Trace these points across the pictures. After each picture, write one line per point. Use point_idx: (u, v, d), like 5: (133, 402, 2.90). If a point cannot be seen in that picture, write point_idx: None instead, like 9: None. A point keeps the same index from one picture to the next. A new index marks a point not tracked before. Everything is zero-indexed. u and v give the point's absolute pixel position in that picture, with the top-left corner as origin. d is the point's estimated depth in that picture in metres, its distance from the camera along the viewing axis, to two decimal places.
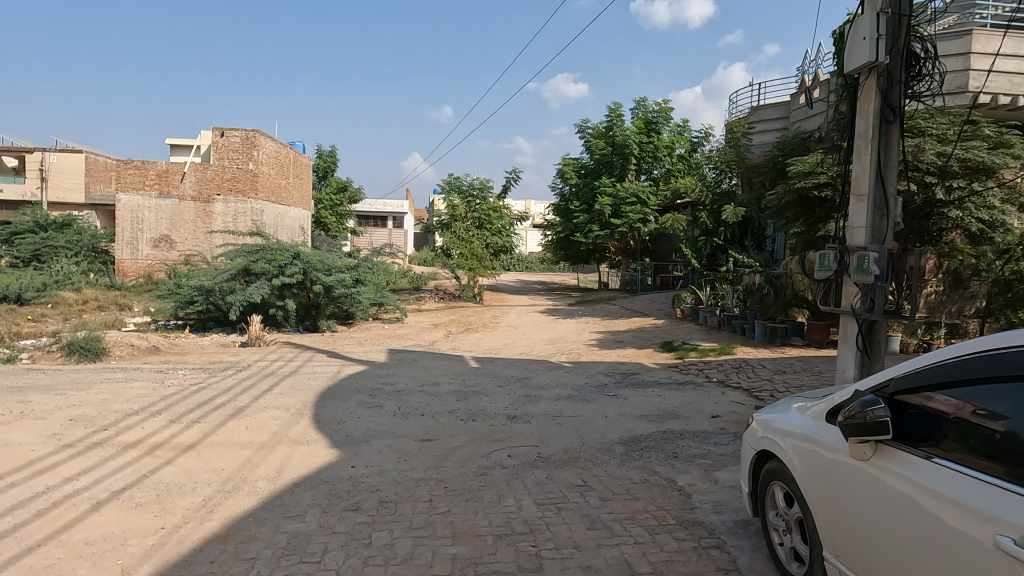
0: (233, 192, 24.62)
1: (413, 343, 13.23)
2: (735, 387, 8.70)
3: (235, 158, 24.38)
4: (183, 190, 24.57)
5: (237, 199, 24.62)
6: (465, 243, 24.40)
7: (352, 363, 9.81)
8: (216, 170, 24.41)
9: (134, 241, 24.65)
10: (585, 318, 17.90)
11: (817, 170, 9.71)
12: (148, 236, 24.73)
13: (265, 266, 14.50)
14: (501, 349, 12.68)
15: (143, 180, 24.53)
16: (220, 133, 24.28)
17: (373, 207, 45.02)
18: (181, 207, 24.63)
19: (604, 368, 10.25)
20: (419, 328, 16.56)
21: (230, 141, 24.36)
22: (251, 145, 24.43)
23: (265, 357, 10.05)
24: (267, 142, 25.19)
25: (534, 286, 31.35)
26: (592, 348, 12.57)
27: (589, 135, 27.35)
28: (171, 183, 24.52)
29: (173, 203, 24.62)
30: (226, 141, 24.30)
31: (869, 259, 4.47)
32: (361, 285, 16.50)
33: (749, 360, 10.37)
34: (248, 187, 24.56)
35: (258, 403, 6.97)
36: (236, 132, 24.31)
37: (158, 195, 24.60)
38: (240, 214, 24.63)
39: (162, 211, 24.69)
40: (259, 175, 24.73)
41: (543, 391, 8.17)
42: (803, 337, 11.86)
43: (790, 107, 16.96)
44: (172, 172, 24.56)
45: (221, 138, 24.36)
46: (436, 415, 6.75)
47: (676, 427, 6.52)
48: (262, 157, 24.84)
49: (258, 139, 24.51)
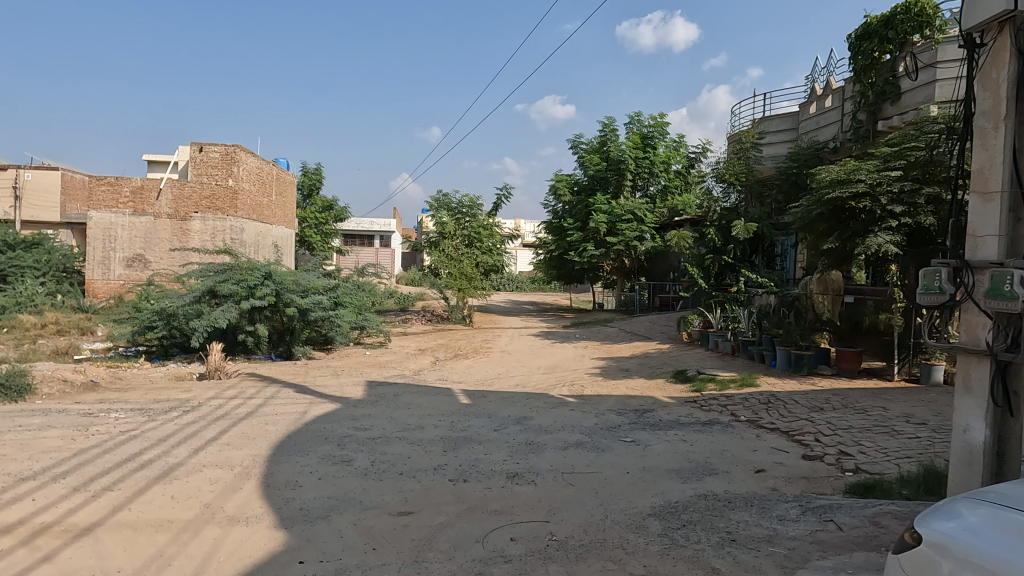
0: (212, 209, 23.21)
1: (396, 372, 11.89)
2: (772, 429, 7.44)
3: (214, 174, 23.04)
4: (159, 208, 23.17)
5: (215, 216, 23.23)
6: (456, 262, 22.95)
7: (321, 400, 8.44)
8: (194, 187, 23.05)
9: (106, 261, 23.20)
10: (584, 342, 16.60)
11: (853, 176, 8.63)
12: (119, 256, 23.25)
13: (232, 288, 13.07)
14: (494, 379, 11.35)
15: (117, 197, 23.13)
16: (198, 149, 22.99)
17: (359, 227, 43.77)
18: (156, 225, 23.21)
19: (614, 405, 8.94)
20: (404, 354, 15.20)
21: (208, 157, 23.06)
22: (231, 160, 23.10)
23: (222, 393, 8.66)
24: (248, 158, 23.88)
25: (526, 307, 30.10)
26: (595, 378, 11.26)
27: (582, 151, 26.49)
28: (146, 201, 23.13)
29: (147, 221, 23.19)
30: (205, 156, 23.00)
31: (1011, 279, 3.23)
32: (340, 308, 15.15)
33: (777, 393, 9.14)
34: (227, 204, 23.19)
35: (196, 459, 5.59)
36: (215, 147, 23.01)
37: (132, 212, 23.17)
38: (218, 232, 23.23)
39: (136, 229, 23.25)
40: (239, 192, 23.36)
41: (547, 436, 6.86)
42: (831, 365, 10.63)
43: (799, 117, 16.03)
44: (147, 189, 23.15)
45: (199, 154, 23.07)
46: (418, 474, 5.40)
47: (717, 489, 5.23)
48: (242, 173, 23.49)
49: (238, 154, 23.18)
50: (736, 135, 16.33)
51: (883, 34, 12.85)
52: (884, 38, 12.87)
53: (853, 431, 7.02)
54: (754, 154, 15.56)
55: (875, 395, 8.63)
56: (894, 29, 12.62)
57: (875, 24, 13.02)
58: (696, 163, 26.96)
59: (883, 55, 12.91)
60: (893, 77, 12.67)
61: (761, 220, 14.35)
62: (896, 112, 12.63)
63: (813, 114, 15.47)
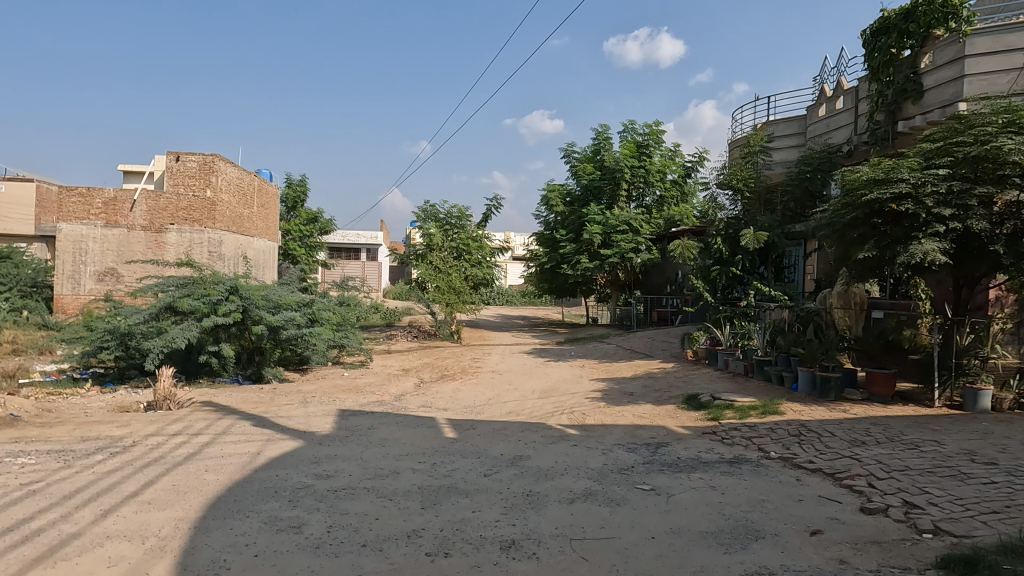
0: (188, 221, 21.81)
1: (375, 398, 10.66)
2: (813, 471, 6.29)
3: (191, 184, 21.71)
4: (132, 220, 21.83)
5: (192, 229, 21.85)
6: (443, 276, 21.71)
7: (281, 436, 7.20)
8: (169, 198, 21.66)
9: (75, 275, 21.82)
10: (580, 361, 15.44)
11: (894, 175, 7.63)
12: (90, 271, 21.84)
13: (193, 303, 11.76)
14: (483, 405, 10.11)
15: (88, 208, 21.75)
16: (174, 157, 21.62)
17: (345, 240, 42.49)
18: (130, 237, 21.83)
19: (622, 438, 7.77)
20: (386, 375, 13.93)
21: (185, 167, 21.73)
22: (209, 170, 21.80)
23: (165, 428, 7.40)
24: (227, 168, 22.59)
25: (517, 322, 28.93)
26: (597, 404, 10.06)
27: (575, 160, 25.59)
28: (119, 212, 21.76)
29: (120, 233, 21.81)
30: (181, 166, 21.65)
31: None
32: (316, 325, 13.92)
33: (808, 422, 8.03)
34: (205, 215, 21.84)
35: (100, 526, 4.35)
36: (192, 156, 21.67)
37: (105, 224, 21.79)
38: (194, 245, 21.76)
39: (108, 242, 21.85)
40: (217, 204, 22.06)
41: (547, 484, 5.67)
42: (860, 389, 9.46)
43: (808, 120, 15.14)
44: (121, 200, 21.81)
45: (175, 163, 21.69)
46: (386, 545, 4.18)
47: (772, 563, 4.06)
48: (221, 184, 22.19)
49: (216, 164, 21.88)
50: (743, 140, 15.35)
51: (903, 27, 11.89)
52: (903, 32, 11.92)
53: (912, 474, 5.89)
54: (762, 158, 14.54)
55: (922, 427, 7.51)
56: (915, 22, 11.62)
57: (894, 18, 12.08)
58: (693, 172, 26.05)
59: (902, 51, 12.00)
60: (915, 74, 11.71)
61: (772, 228, 13.35)
62: (918, 111, 11.69)
63: (822, 117, 14.59)
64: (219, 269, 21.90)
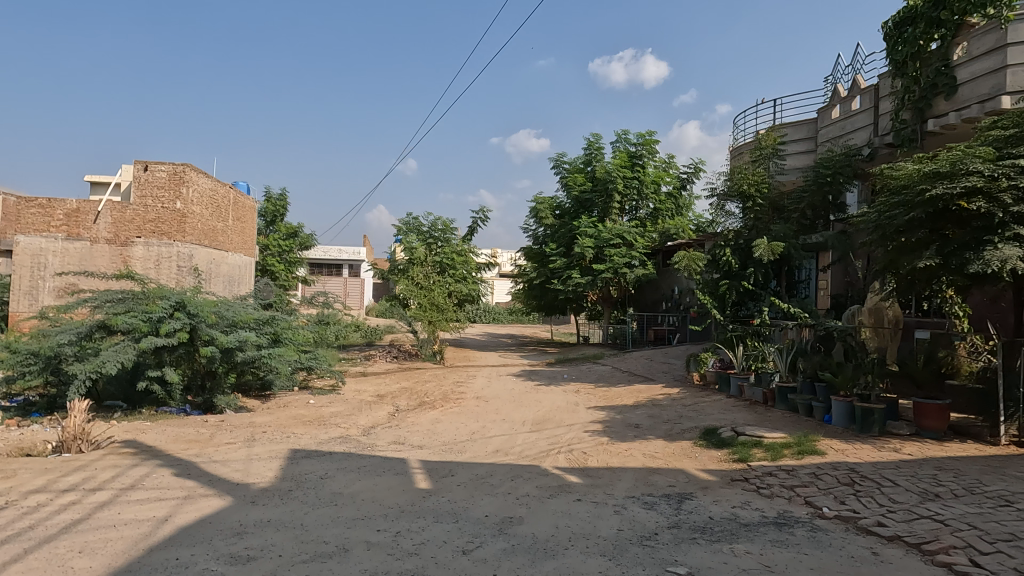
0: (157, 234, 19.63)
1: (339, 431, 9.13)
2: (890, 539, 4.85)
3: (160, 195, 19.55)
4: (96, 233, 19.70)
5: (160, 242, 19.65)
6: (425, 292, 20.17)
7: (206, 491, 5.66)
8: (136, 209, 19.51)
9: (33, 290, 19.79)
10: (574, 385, 13.99)
11: (963, 168, 6.34)
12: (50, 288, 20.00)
13: (129, 322, 10.14)
14: (465, 442, 8.62)
15: (47, 220, 19.66)
16: (142, 166, 19.45)
17: (326, 255, 40.86)
18: (92, 251, 19.76)
19: (634, 488, 6.31)
20: (358, 403, 12.33)
21: (154, 176, 19.58)
22: (180, 180, 19.65)
23: (59, 480, 5.82)
24: (200, 178, 20.53)
25: (505, 342, 27.44)
26: (599, 439, 8.58)
27: (565, 171, 24.42)
28: (81, 224, 19.71)
29: (82, 246, 19.66)
30: (150, 175, 19.51)
31: None
32: (278, 346, 12.37)
33: (859, 466, 6.62)
34: (174, 228, 19.66)
35: None
36: (161, 165, 19.53)
37: (66, 237, 19.72)
38: (163, 260, 19.66)
39: (69, 255, 19.77)
40: (188, 216, 19.88)
41: (547, 567, 4.18)
42: (907, 423, 8.07)
43: (820, 123, 14.04)
44: (84, 211, 19.77)
45: (143, 172, 19.54)
46: None
47: None
48: (192, 195, 20.06)
49: (189, 174, 19.77)
50: (751, 144, 14.16)
51: (932, 16, 10.75)
52: (932, 21, 10.78)
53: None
54: (774, 163, 13.22)
55: (1003, 474, 6.13)
56: (947, 9, 10.49)
57: (921, 6, 10.95)
58: (688, 184, 24.88)
59: (930, 43, 10.88)
60: (946, 67, 10.57)
61: (788, 239, 12.01)
62: (951, 108, 10.50)
63: (836, 119, 13.49)
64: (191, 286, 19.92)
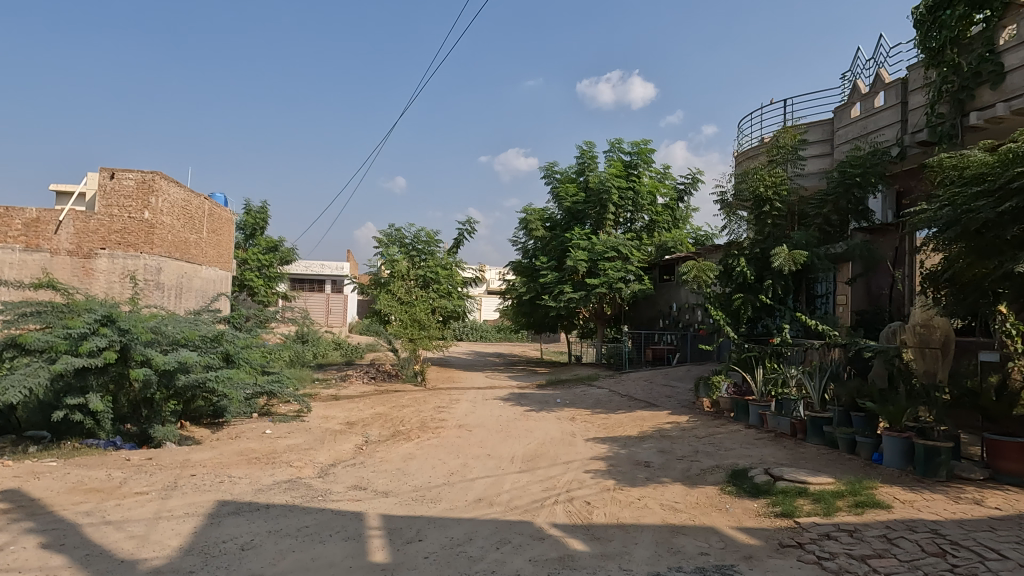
0: (122, 246, 17.47)
1: (289, 472, 7.55)
2: None
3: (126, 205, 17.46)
4: (58, 244, 17.17)
5: (126, 254, 17.47)
6: (407, 308, 18.44)
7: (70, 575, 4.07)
8: (101, 219, 17.33)
9: None
10: (569, 411, 12.52)
11: None
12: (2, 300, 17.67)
13: (42, 340, 8.51)
14: (441, 486, 7.09)
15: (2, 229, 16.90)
16: (107, 173, 17.40)
17: (308, 270, 39.26)
18: (54, 265, 17.14)
19: (658, 560, 4.79)
20: (322, 433, 10.72)
21: (120, 184, 17.54)
22: (149, 189, 17.62)
23: None
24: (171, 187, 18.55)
25: (493, 361, 25.90)
26: (603, 484, 7.05)
27: (556, 181, 23.09)
28: (42, 235, 17.07)
29: (43, 259, 17.11)
30: (116, 183, 17.45)
31: None
32: (231, 366, 10.74)
33: (942, 527, 5.15)
34: (141, 239, 17.54)
35: None
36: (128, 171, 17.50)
37: (24, 249, 16.95)
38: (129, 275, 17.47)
39: (26, 270, 17.02)
40: (158, 226, 17.79)
41: None
42: (981, 466, 6.63)
43: (839, 123, 12.86)
44: (45, 221, 17.17)
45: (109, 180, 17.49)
46: None
47: None
48: (163, 206, 18.01)
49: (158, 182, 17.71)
50: (765, 145, 12.90)
51: None
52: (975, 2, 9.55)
53: None
54: (792, 164, 11.95)
55: None
56: None
57: None
58: (685, 196, 23.69)
59: (970, 27, 9.67)
60: (991, 52, 9.34)
61: (810, 247, 10.69)
62: (999, 99, 9.23)
63: (857, 118, 12.29)
64: (157, 304, 17.98)
